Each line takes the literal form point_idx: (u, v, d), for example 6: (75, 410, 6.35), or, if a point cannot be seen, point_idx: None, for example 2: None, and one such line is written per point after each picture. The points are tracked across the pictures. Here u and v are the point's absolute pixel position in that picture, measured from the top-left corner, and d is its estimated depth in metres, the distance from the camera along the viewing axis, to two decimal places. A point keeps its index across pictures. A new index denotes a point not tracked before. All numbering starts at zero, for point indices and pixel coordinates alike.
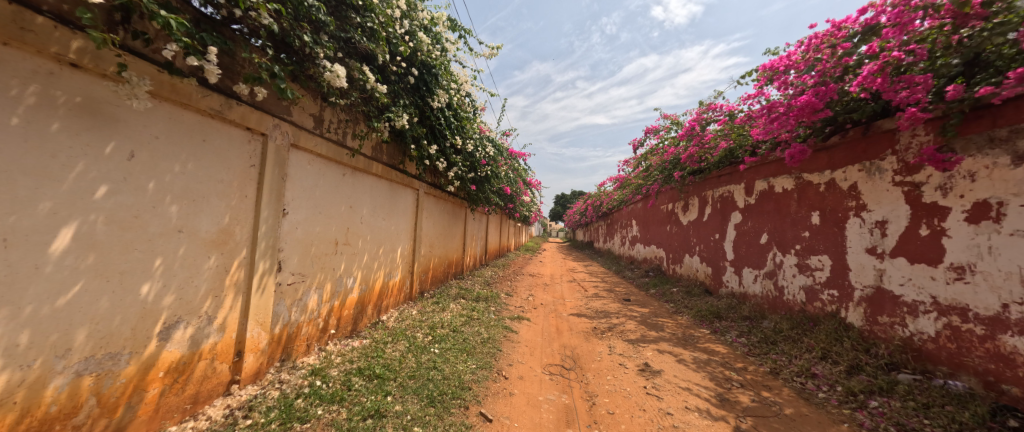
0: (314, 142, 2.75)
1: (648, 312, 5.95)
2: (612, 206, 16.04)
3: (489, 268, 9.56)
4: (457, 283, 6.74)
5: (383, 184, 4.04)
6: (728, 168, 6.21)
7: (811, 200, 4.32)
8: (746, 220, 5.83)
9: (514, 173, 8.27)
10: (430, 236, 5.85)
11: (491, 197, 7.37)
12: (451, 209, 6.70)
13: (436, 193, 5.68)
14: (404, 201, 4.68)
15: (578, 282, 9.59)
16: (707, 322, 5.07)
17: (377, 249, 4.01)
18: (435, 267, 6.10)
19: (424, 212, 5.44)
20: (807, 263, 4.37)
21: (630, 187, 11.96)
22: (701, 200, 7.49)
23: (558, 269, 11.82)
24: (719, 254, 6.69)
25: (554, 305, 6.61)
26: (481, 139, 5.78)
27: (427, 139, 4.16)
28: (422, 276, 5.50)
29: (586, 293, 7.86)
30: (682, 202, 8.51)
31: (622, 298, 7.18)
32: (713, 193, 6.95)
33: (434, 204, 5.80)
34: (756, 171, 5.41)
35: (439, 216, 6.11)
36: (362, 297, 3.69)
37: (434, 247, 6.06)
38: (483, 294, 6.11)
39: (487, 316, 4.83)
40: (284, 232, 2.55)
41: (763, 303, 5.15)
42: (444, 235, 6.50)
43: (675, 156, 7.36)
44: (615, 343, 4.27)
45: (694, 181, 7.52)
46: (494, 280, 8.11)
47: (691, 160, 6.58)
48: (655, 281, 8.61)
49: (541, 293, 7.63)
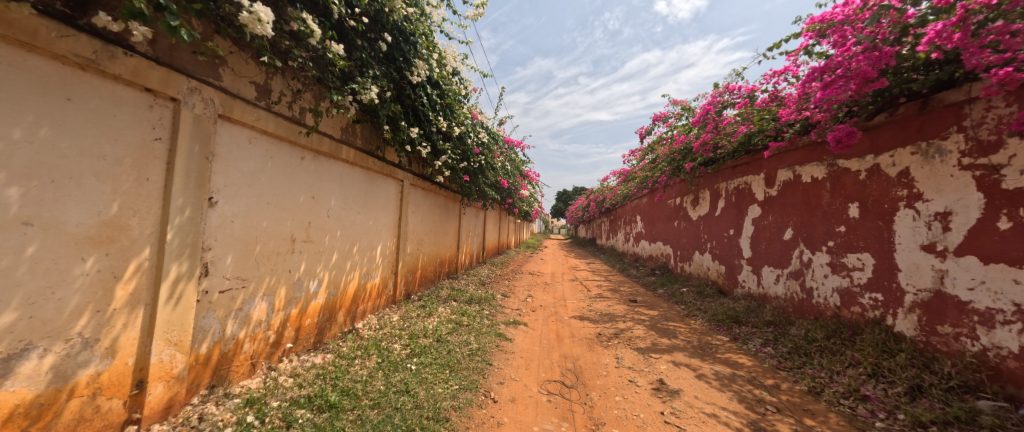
0: (255, 116, 2.25)
1: (658, 314, 5.43)
2: (616, 202, 15.46)
3: (486, 267, 9.03)
4: (450, 283, 6.24)
5: (358, 172, 3.53)
6: (746, 157, 5.68)
7: (848, 190, 3.79)
8: (765, 214, 5.31)
9: (512, 165, 7.74)
10: (419, 232, 5.34)
11: (487, 190, 6.85)
12: (442, 203, 6.19)
13: (424, 186, 5.17)
14: (385, 193, 4.16)
15: (581, 281, 9.05)
16: (725, 327, 4.55)
17: (351, 247, 3.51)
18: (424, 267, 5.58)
19: (411, 206, 4.93)
20: (843, 262, 3.84)
21: (635, 180, 11.39)
22: (713, 193, 6.95)
23: (559, 267, 11.28)
24: (734, 251, 6.17)
25: (554, 307, 6.09)
26: (473, 125, 5.27)
27: (407, 119, 3.65)
28: (409, 276, 4.99)
29: (590, 294, 7.33)
30: (692, 196, 7.95)
31: (628, 299, 6.64)
32: (727, 184, 6.42)
33: (422, 197, 5.30)
34: (780, 160, 4.89)
35: (428, 211, 5.60)
36: (330, 304, 3.18)
37: (424, 245, 5.54)
38: (476, 296, 5.59)
39: (478, 322, 4.32)
40: (212, 227, 2.05)
41: (788, 306, 4.62)
42: (435, 232, 5.99)
43: (686, 145, 6.82)
44: (623, 353, 3.74)
45: (706, 172, 6.98)
46: (491, 280, 7.58)
47: (700, 150, 5.98)
48: (663, 280, 8.07)
49: (541, 293, 7.11)
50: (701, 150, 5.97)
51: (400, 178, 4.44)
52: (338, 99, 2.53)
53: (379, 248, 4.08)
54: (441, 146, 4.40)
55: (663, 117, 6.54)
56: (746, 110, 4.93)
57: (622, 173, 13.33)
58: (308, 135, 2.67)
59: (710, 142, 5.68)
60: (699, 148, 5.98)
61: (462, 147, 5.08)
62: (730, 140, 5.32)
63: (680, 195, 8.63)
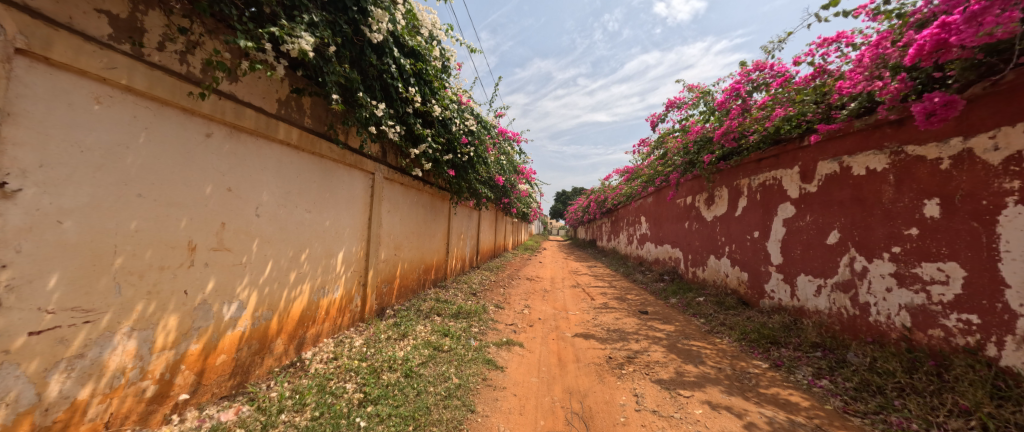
0: (107, 62, 1.63)
1: (675, 330, 4.68)
2: (618, 202, 14.70)
3: (480, 273, 8.25)
4: (436, 293, 5.48)
5: (306, 158, 2.76)
6: (775, 148, 4.96)
7: (922, 183, 3.06)
8: (799, 213, 4.57)
9: (507, 160, 7.00)
10: (397, 235, 4.58)
11: (479, 187, 6.11)
12: (425, 202, 5.42)
13: (402, 180, 4.41)
14: (348, 186, 3.40)
15: (583, 288, 8.27)
16: (761, 350, 3.79)
17: (299, 254, 2.74)
18: (404, 277, 4.80)
19: (385, 203, 4.17)
20: (915, 273, 3.10)
21: (641, 179, 10.67)
22: (732, 191, 6.21)
23: (559, 271, 10.53)
24: (759, 256, 5.42)
25: (555, 321, 5.32)
26: (460, 111, 4.55)
27: (370, 93, 2.93)
28: (383, 288, 4.20)
29: (594, 303, 6.56)
30: (707, 194, 7.21)
31: (638, 311, 5.88)
32: (750, 181, 5.69)
33: (400, 193, 4.54)
34: (821, 150, 4.19)
35: (408, 210, 4.84)
36: (262, 332, 2.42)
37: (403, 250, 4.77)
38: (464, 309, 4.82)
39: (462, 344, 3.56)
40: (12, 231, 1.46)
41: (836, 324, 3.87)
42: (417, 234, 5.21)
43: (703, 136, 6.09)
44: (641, 387, 2.99)
45: (725, 167, 6.23)
46: (484, 288, 6.81)
47: (721, 140, 5.41)
48: (675, 288, 7.30)
49: (540, 303, 6.35)
50: (723, 140, 5.40)
51: (368, 169, 3.68)
52: (247, 45, 1.77)
53: (339, 255, 3.30)
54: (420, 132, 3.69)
55: (679, 103, 5.85)
56: (784, 89, 4.22)
57: (627, 171, 12.57)
58: (207, 97, 1.96)
59: (735, 129, 5.05)
60: (719, 138, 5.40)
61: (445, 135, 4.35)
62: (762, 126, 4.59)
63: (692, 194, 7.88)
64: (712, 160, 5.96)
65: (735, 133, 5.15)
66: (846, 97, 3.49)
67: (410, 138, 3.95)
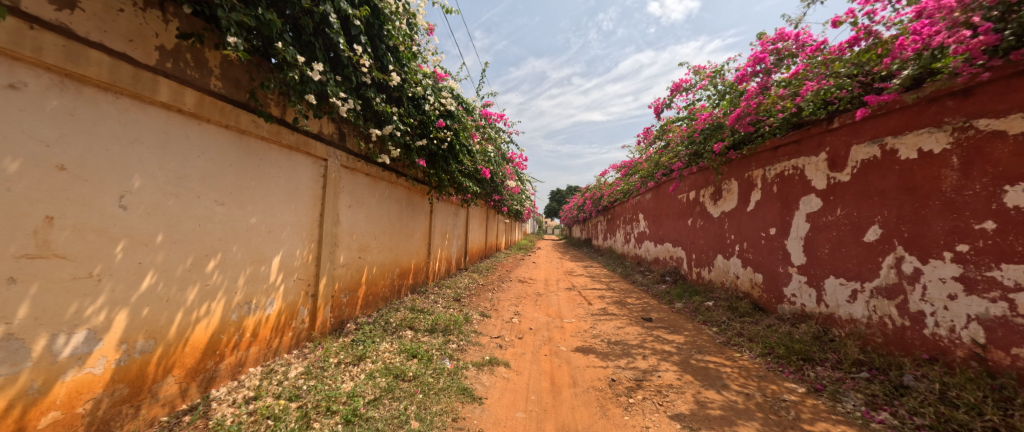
0: None
1: (686, 342, 4.07)
2: (615, 199, 14.10)
3: (467, 276, 7.58)
4: (412, 301, 4.83)
5: (215, 130, 2.11)
6: (795, 132, 4.37)
7: (1000, 166, 2.53)
8: (825, 206, 3.98)
9: (495, 151, 6.38)
10: (362, 235, 3.91)
11: (462, 180, 5.47)
12: (399, 197, 4.76)
13: (364, 170, 3.76)
14: (290, 173, 2.75)
15: (579, 290, 7.64)
16: (793, 369, 3.17)
17: (205, 261, 2.10)
18: (372, 284, 4.13)
19: (344, 196, 3.50)
20: (991, 277, 2.56)
21: (640, 173, 10.07)
22: (743, 184, 5.62)
23: (554, 273, 9.89)
24: (775, 256, 4.84)
25: (548, 331, 4.69)
26: (433, 88, 3.97)
27: (306, 53, 2.35)
28: (342, 298, 3.53)
29: (591, 308, 5.93)
30: (713, 187, 6.63)
31: (641, 318, 5.25)
32: (764, 171, 5.09)
33: (365, 186, 3.89)
34: (853, 131, 3.63)
35: (376, 205, 4.18)
36: (134, 373, 1.82)
37: (371, 253, 4.12)
38: (442, 320, 4.17)
39: (432, 368, 2.91)
40: None
41: (878, 337, 3.27)
42: (389, 233, 4.55)
43: (713, 123, 5.49)
44: (655, 426, 2.38)
45: (735, 158, 5.63)
46: (470, 293, 6.15)
47: (733, 126, 4.94)
48: (679, 290, 6.69)
49: (531, 309, 5.70)
50: (736, 126, 4.91)
51: (318, 154, 3.03)
52: None
53: (275, 258, 2.63)
54: (380, 108, 3.07)
55: (687, 85, 5.24)
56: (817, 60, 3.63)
57: (624, 167, 11.98)
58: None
59: (753, 111, 4.56)
60: (732, 124, 4.92)
61: (416, 116, 3.73)
62: (790, 104, 4.00)
63: (697, 189, 7.30)
64: (722, 148, 5.36)
65: (754, 116, 4.61)
66: (916, 53, 2.92)
67: (372, 118, 3.33)
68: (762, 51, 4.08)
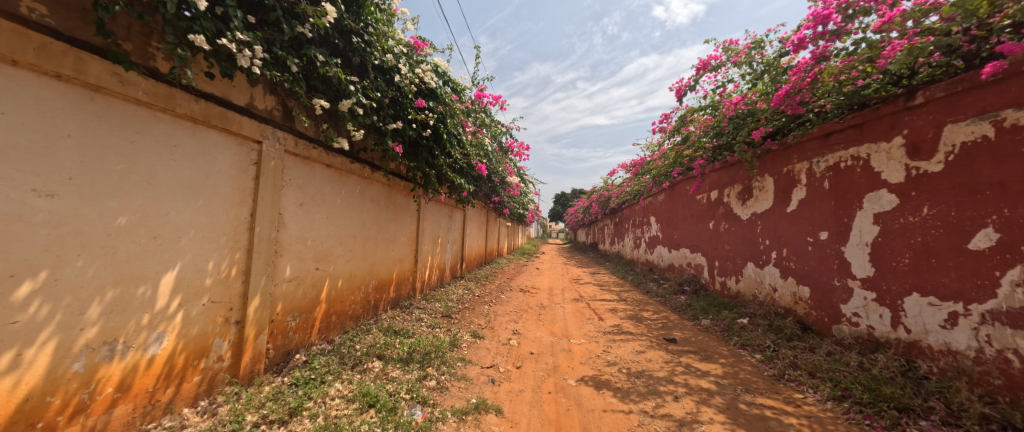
0: None
1: (726, 376, 3.26)
2: (624, 200, 13.26)
3: (462, 286, 6.78)
4: (391, 319, 4.08)
5: (28, 79, 1.48)
6: (858, 115, 3.56)
7: None
8: (903, 204, 3.16)
9: (491, 145, 5.64)
10: (322, 241, 3.14)
11: (452, 177, 4.72)
12: (373, 195, 3.98)
13: (321, 159, 3.00)
14: (197, 156, 2.01)
15: (587, 301, 6.82)
16: (889, 424, 2.39)
17: (10, 285, 1.44)
18: (335, 302, 3.34)
19: (290, 192, 2.73)
20: None
21: (653, 172, 9.23)
22: (783, 181, 4.78)
23: (560, 280, 9.07)
24: (828, 266, 4.00)
25: (553, 356, 3.90)
26: (410, 60, 3.24)
27: None
28: (289, 322, 2.74)
29: (603, 325, 5.11)
30: (741, 185, 5.82)
31: (664, 339, 4.41)
32: (811, 164, 4.28)
33: (324, 179, 3.12)
34: (946, 109, 2.87)
35: (341, 205, 3.42)
36: None
37: (335, 263, 3.34)
38: (422, 345, 3.40)
39: (393, 425, 2.13)
40: None
41: (998, 378, 2.53)
42: (360, 238, 3.77)
43: (746, 109, 4.73)
44: None
45: (772, 150, 4.83)
46: (462, 307, 5.35)
47: (777, 107, 4.13)
48: (703, 303, 5.85)
49: (533, 326, 4.89)
50: (780, 107, 4.12)
51: (247, 134, 2.27)
52: None
53: (167, 275, 1.90)
54: (328, 72, 2.35)
55: (716, 64, 4.43)
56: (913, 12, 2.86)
57: (635, 166, 11.14)
58: None
59: (804, 87, 3.78)
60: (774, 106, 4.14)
61: (387, 92, 3.00)
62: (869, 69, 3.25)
63: (720, 187, 6.47)
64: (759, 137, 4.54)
65: (804, 94, 3.83)
66: None
67: (325, 90, 2.59)
68: (826, 8, 3.30)
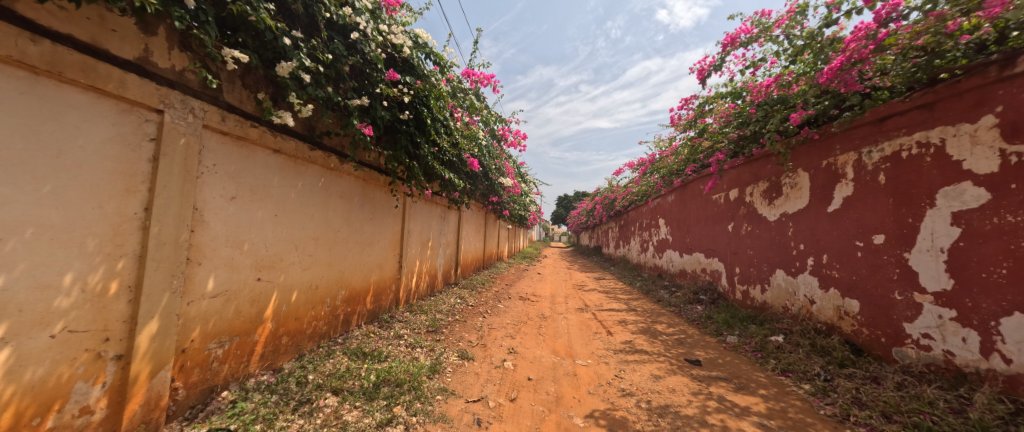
0: None
1: (770, 415, 2.62)
2: (631, 201, 12.56)
3: (455, 294, 6.13)
4: (363, 337, 3.44)
5: None
6: (929, 92, 2.96)
7: None
8: (998, 201, 2.61)
9: (485, 136, 5.02)
10: (268, 244, 2.51)
11: (440, 171, 4.10)
12: (342, 190, 3.36)
13: (263, 142, 2.39)
14: (34, 122, 1.49)
15: (593, 311, 6.16)
16: None
17: None
18: (287, 320, 2.71)
19: (216, 181, 2.10)
20: None
21: (664, 170, 8.56)
22: (822, 176, 4.12)
23: (563, 287, 8.40)
24: (884, 276, 3.34)
25: (554, 382, 3.26)
26: (379, 21, 2.64)
27: None
28: (213, 350, 2.13)
29: (612, 341, 4.46)
30: (767, 182, 5.16)
31: (687, 361, 3.75)
32: (859, 155, 3.64)
33: (270, 167, 2.51)
34: None
35: (297, 201, 2.79)
36: None
37: (287, 272, 2.71)
38: (394, 373, 2.77)
39: None
40: None
41: None
42: (325, 242, 3.15)
43: (781, 94, 4.13)
44: None
45: (807, 141, 4.20)
46: (452, 320, 4.70)
47: (826, 84, 3.43)
48: (725, 315, 5.19)
49: (533, 343, 4.23)
50: (829, 85, 3.44)
51: (134, 100, 1.71)
52: None
53: None
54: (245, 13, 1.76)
55: (747, 37, 3.77)
56: None
57: (643, 164, 10.46)
58: None
59: (866, 55, 3.15)
60: (822, 84, 3.44)
61: (346, 57, 2.40)
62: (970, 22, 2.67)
63: (741, 186, 5.80)
64: (798, 123, 3.86)
65: (864, 65, 3.20)
66: None
67: (257, 49, 2.03)
68: None
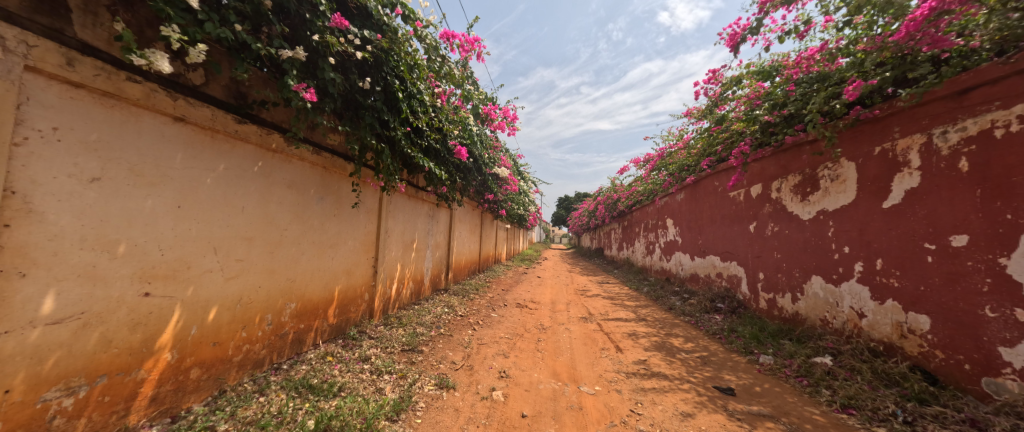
0: None
1: None
2: (637, 201, 11.85)
3: (442, 302, 5.43)
4: (317, 362, 2.76)
5: None
6: None
7: None
8: None
9: (476, 122, 4.35)
10: (163, 246, 1.84)
11: (421, 160, 3.43)
12: (291, 179, 2.67)
13: (150, 104, 1.74)
14: None
15: (598, 321, 5.49)
16: None
17: None
18: (200, 347, 2.04)
19: (54, 162, 1.51)
20: None
21: (675, 166, 7.89)
22: (875, 165, 3.42)
23: (564, 293, 7.71)
24: (969, 287, 2.73)
25: (553, 420, 2.55)
26: None
27: None
28: (52, 401, 1.54)
29: (622, 359, 3.80)
30: (797, 175, 4.45)
31: (717, 389, 3.07)
32: (927, 138, 2.98)
33: (165, 139, 1.83)
34: None
35: (218, 189, 2.11)
36: None
37: (199, 283, 2.02)
38: (339, 417, 2.08)
39: None
40: None
41: None
42: (264, 244, 2.46)
43: (821, 70, 3.61)
44: None
45: (856, 125, 3.52)
46: (435, 335, 4.01)
47: (906, 42, 2.93)
48: (752, 329, 4.50)
49: (528, 364, 3.53)
50: (909, 42, 2.93)
51: None
52: None
53: None
54: None
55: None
56: None
57: (650, 160, 9.79)
58: None
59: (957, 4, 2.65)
60: (897, 43, 2.96)
61: None
62: None
63: (766, 181, 5.10)
64: (855, 96, 3.20)
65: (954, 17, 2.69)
66: None
67: None
68: None
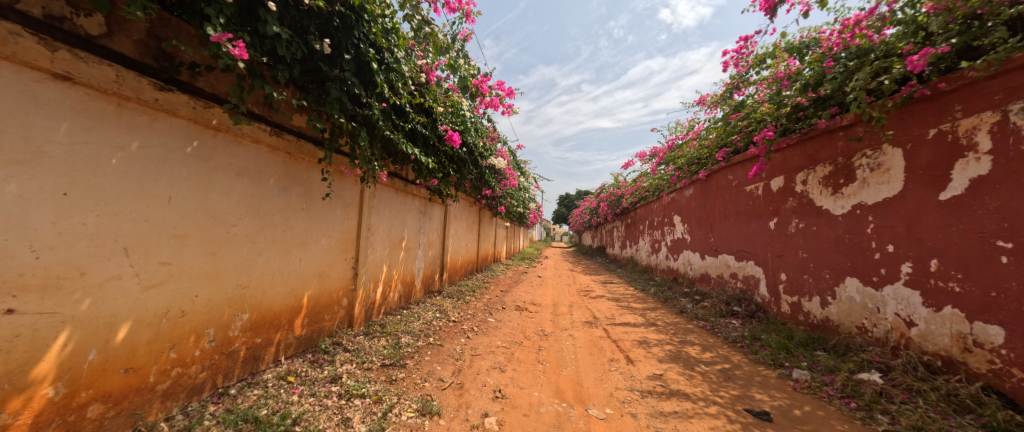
0: None
1: None
2: (642, 197, 11.37)
3: (434, 306, 4.96)
4: (274, 385, 2.31)
5: None
6: None
7: None
8: None
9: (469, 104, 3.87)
10: (38, 252, 1.46)
11: (404, 145, 2.97)
12: (241, 165, 2.19)
13: (11, 52, 1.37)
14: None
15: (603, 325, 5.04)
16: None
17: None
18: (102, 376, 1.65)
19: None
20: None
21: (685, 159, 7.41)
22: (929, 150, 2.94)
23: (567, 294, 7.25)
24: None
25: None
26: None
27: None
28: None
29: (632, 372, 3.36)
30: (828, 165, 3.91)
31: (749, 413, 2.62)
32: (1002, 115, 2.52)
33: (41, 107, 1.45)
34: None
35: (131, 172, 1.68)
36: None
37: (104, 294, 1.63)
38: None
39: None
40: None
41: None
42: (203, 243, 1.99)
43: (862, 43, 3.22)
44: None
45: (909, 104, 3.04)
46: (422, 345, 3.56)
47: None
48: (779, 337, 4.04)
49: (528, 380, 3.08)
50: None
51: None
52: None
53: None
54: None
55: None
56: None
57: (657, 154, 9.32)
58: None
59: None
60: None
61: None
62: None
63: (789, 173, 4.58)
64: (920, 67, 2.72)
65: None
66: None
67: None
68: None
